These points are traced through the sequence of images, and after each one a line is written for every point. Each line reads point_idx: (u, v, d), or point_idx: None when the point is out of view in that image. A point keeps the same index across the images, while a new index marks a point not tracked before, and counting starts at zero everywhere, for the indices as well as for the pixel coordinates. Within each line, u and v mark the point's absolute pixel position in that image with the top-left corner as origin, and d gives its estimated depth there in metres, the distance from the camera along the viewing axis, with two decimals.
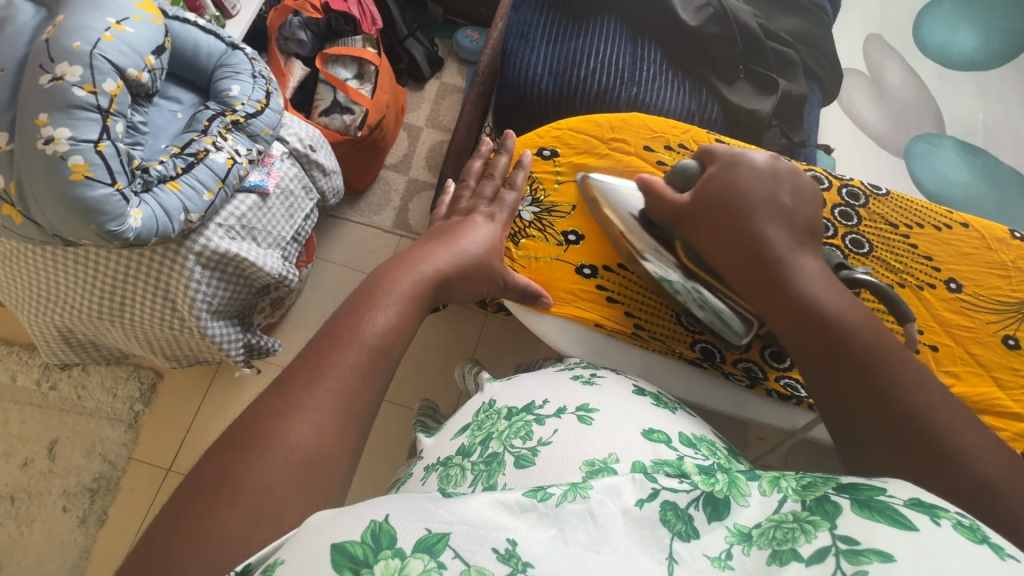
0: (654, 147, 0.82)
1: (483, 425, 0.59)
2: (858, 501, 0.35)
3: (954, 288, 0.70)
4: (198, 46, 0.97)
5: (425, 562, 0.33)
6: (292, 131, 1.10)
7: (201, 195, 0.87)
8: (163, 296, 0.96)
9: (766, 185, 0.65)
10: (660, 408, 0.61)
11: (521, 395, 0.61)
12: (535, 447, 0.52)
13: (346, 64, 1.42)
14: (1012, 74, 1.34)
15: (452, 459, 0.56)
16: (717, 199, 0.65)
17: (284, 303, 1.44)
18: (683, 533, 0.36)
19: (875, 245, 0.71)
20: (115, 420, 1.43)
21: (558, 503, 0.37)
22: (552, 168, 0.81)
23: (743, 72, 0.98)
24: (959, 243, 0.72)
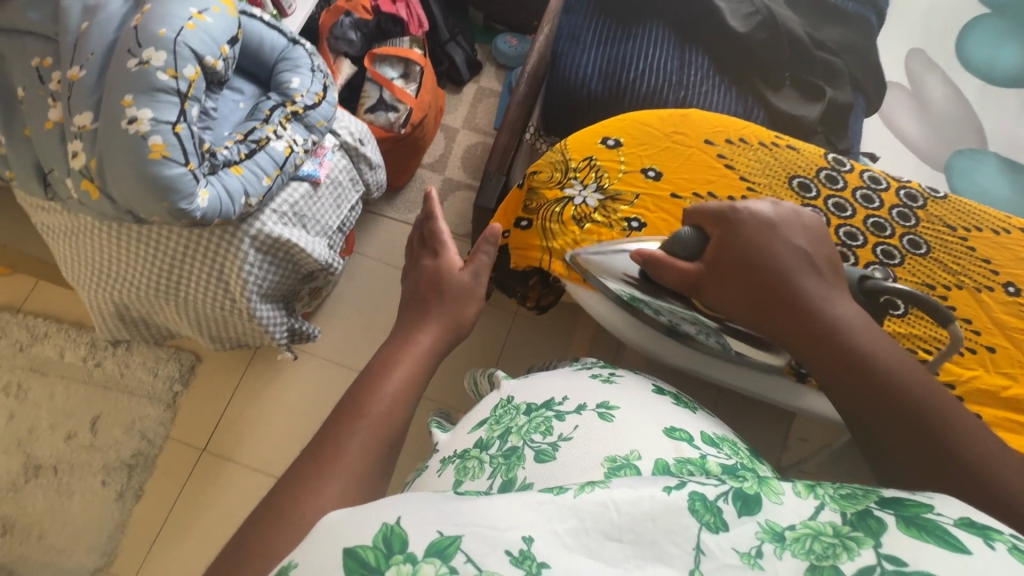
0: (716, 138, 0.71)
1: (501, 420, 0.60)
2: (903, 518, 0.34)
3: (1014, 292, 0.58)
4: (262, 40, 1.02)
5: (436, 567, 0.33)
6: (343, 124, 1.14)
7: (261, 180, 0.92)
8: (217, 277, 1.00)
9: (780, 243, 0.55)
10: (679, 407, 0.62)
11: (539, 392, 0.62)
12: (556, 443, 0.54)
13: (392, 63, 1.45)
14: None
15: (469, 452, 0.58)
16: (738, 264, 0.56)
17: (321, 292, 1.49)
18: (712, 525, 0.35)
19: (933, 245, 0.59)
20: (154, 400, 1.48)
21: (576, 494, 0.37)
22: (618, 158, 0.69)
23: (790, 79, 1.00)
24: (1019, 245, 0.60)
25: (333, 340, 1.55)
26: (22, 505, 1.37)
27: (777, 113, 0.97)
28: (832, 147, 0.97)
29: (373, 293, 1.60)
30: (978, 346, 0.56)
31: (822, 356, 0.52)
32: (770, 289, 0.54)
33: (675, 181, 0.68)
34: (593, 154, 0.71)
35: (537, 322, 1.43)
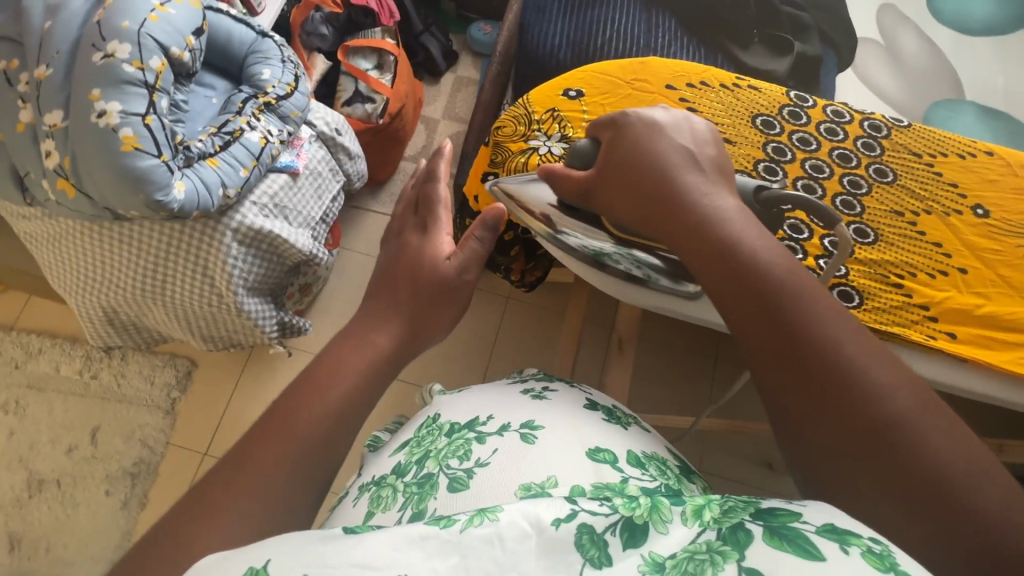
0: (675, 86, 0.73)
1: (422, 443, 0.58)
2: (769, 529, 0.33)
3: (981, 213, 0.62)
4: (231, 34, 1.02)
5: None
6: (319, 115, 1.14)
7: (238, 171, 0.93)
8: (202, 272, 1.00)
9: (663, 140, 0.57)
10: (614, 425, 0.60)
11: (465, 410, 0.60)
12: (471, 469, 0.51)
13: (366, 55, 1.45)
14: (992, 50, 1.45)
15: (385, 480, 0.55)
16: (623, 164, 0.58)
17: (312, 290, 1.50)
18: (596, 560, 0.34)
19: (899, 174, 0.64)
20: (152, 407, 1.48)
21: (462, 529, 0.35)
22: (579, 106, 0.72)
23: (758, 37, 1.00)
24: (983, 170, 0.65)
25: (326, 338, 1.55)
26: (28, 520, 1.38)
27: (747, 70, 0.97)
28: None
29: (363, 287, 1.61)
30: (949, 269, 0.60)
31: (686, 247, 0.51)
32: (647, 186, 0.55)
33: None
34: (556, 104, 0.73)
35: (527, 303, 1.44)
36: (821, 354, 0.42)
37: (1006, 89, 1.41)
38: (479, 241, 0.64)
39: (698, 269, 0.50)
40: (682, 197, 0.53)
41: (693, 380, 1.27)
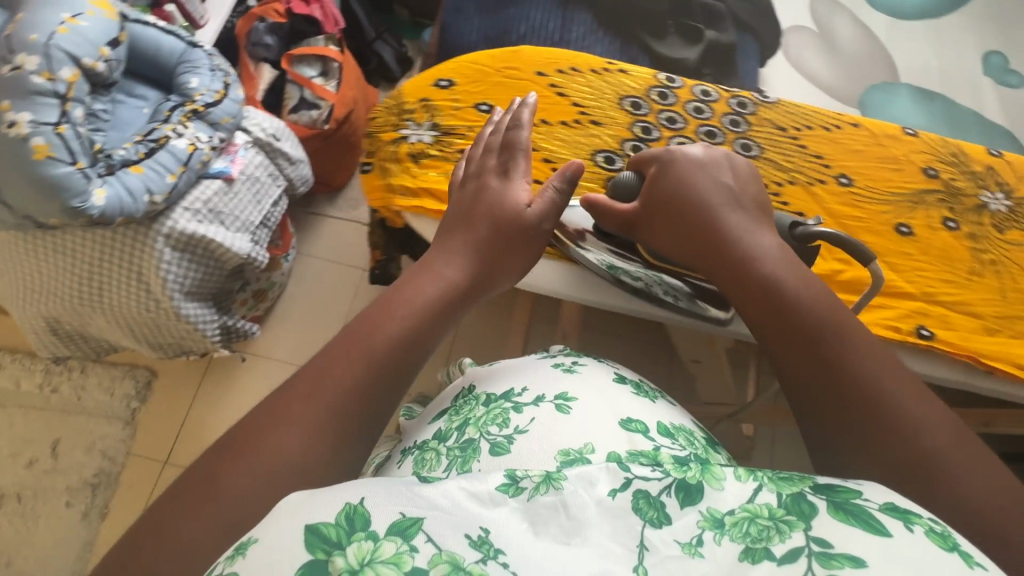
0: (545, 73, 0.81)
1: (461, 411, 0.62)
2: (834, 504, 0.36)
3: (845, 181, 0.73)
4: (159, 46, 1.05)
5: (397, 545, 0.34)
6: (254, 121, 1.16)
7: (164, 177, 0.94)
8: (137, 278, 1.02)
9: (705, 177, 0.66)
10: (641, 396, 0.62)
11: (500, 383, 0.64)
12: (511, 435, 0.54)
13: (311, 63, 1.47)
14: (927, 34, 1.47)
15: (428, 443, 0.59)
16: (668, 198, 0.66)
17: (268, 296, 1.51)
18: (655, 520, 0.38)
19: (764, 148, 0.74)
20: (113, 418, 1.50)
21: (531, 496, 0.39)
22: (450, 96, 0.79)
23: (673, 27, 1.02)
24: (848, 142, 0.76)
25: (285, 343, 1.57)
26: None
27: (661, 60, 1.00)
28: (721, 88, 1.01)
29: (322, 292, 1.63)
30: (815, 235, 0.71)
31: (726, 275, 0.61)
32: (692, 222, 0.64)
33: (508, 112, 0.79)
34: (428, 95, 0.79)
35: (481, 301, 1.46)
36: (849, 368, 0.51)
37: (940, 71, 1.44)
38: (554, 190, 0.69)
39: (734, 292, 0.61)
40: (726, 234, 0.62)
41: (639, 368, 1.29)
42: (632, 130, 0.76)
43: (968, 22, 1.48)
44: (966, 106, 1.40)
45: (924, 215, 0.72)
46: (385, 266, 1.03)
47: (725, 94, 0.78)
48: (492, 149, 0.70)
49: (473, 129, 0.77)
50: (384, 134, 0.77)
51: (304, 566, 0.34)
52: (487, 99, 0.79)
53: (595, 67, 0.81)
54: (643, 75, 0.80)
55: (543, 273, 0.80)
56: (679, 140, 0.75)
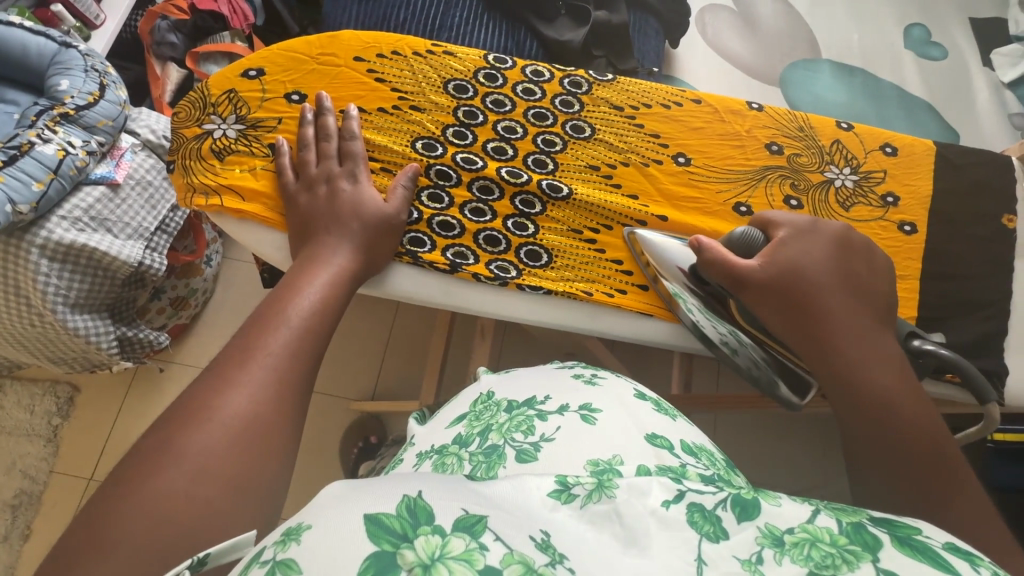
0: (365, 58, 0.74)
1: (481, 417, 0.58)
2: (897, 538, 0.33)
3: (682, 161, 0.73)
4: (26, 47, 1.00)
5: (466, 542, 0.30)
6: (143, 123, 1.11)
7: (30, 186, 0.91)
8: (16, 293, 0.98)
9: (834, 261, 0.63)
10: (663, 414, 0.56)
11: (521, 391, 0.60)
12: (537, 443, 0.51)
13: (218, 61, 1.40)
14: (847, 7, 1.45)
15: (447, 448, 0.55)
16: (790, 274, 0.61)
17: (190, 303, 1.47)
18: (712, 535, 0.34)
19: (596, 129, 0.73)
20: (34, 436, 1.45)
21: (584, 503, 0.36)
22: (257, 87, 0.71)
23: (562, 8, 0.99)
24: (689, 119, 0.74)
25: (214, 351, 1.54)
26: None
27: (548, 44, 0.96)
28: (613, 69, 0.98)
29: (252, 296, 1.59)
30: (647, 216, 0.70)
31: (824, 364, 0.59)
32: (800, 299, 0.61)
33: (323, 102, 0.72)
34: (234, 86, 0.72)
35: None
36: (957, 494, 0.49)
37: (861, 46, 1.42)
38: (407, 189, 0.67)
39: (818, 378, 0.61)
40: (836, 322, 0.60)
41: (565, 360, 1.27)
42: (456, 115, 0.71)
43: None
44: (887, 80, 1.38)
45: (762, 192, 0.71)
46: (272, 267, 0.98)
47: (558, 73, 0.75)
48: (327, 147, 0.68)
49: (281, 120, 0.71)
50: (187, 131, 0.70)
51: (369, 558, 0.29)
52: (299, 88, 0.72)
53: (419, 49, 0.75)
54: (469, 56, 0.74)
55: (406, 282, 0.68)
56: (505, 124, 0.72)
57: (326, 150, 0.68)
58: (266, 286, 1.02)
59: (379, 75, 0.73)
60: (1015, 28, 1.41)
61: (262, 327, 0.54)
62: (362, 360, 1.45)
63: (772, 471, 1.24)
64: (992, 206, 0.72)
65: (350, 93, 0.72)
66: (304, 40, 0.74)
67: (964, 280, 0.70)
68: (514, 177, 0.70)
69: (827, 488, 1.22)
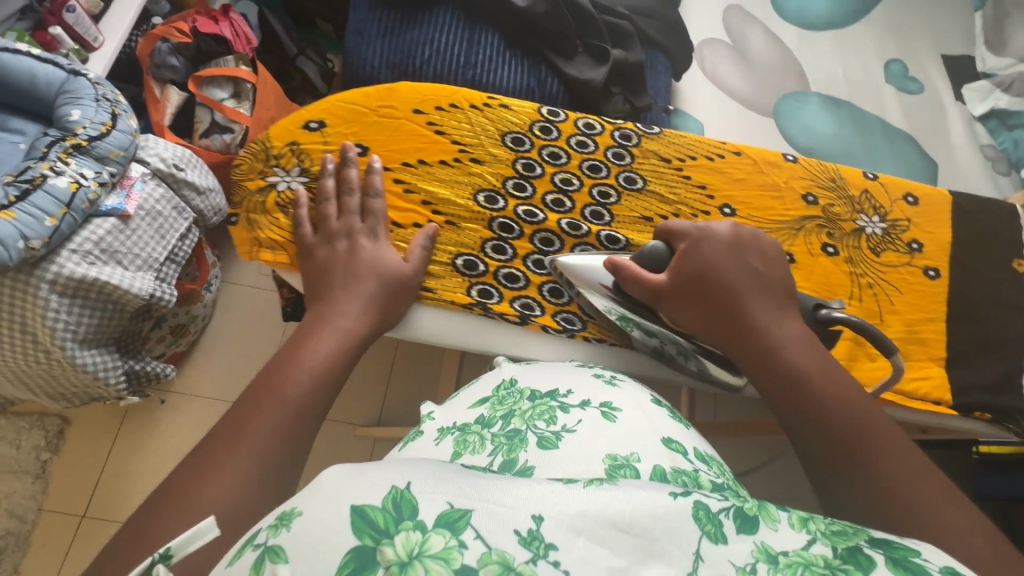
0: (424, 110, 0.77)
1: (504, 401, 0.61)
2: (892, 558, 0.36)
3: (728, 212, 0.76)
4: (33, 75, 0.97)
5: (445, 538, 0.32)
6: (152, 152, 1.09)
7: (42, 220, 0.88)
8: (22, 331, 0.95)
9: (732, 261, 0.65)
10: (676, 420, 0.60)
11: (543, 379, 0.63)
12: (558, 432, 0.54)
13: (221, 84, 1.40)
14: (833, 44, 1.54)
15: (469, 426, 0.59)
16: (694, 278, 0.64)
17: (189, 331, 1.44)
18: (713, 535, 0.36)
19: (647, 181, 0.76)
20: (21, 473, 1.38)
21: (585, 487, 0.37)
22: (320, 139, 0.74)
23: (580, 47, 1.03)
24: (731, 170, 0.78)
25: (212, 377, 1.50)
26: None
27: (570, 82, 0.99)
28: (630, 106, 1.02)
29: (252, 322, 1.57)
30: None
31: (748, 354, 0.62)
32: (716, 297, 0.64)
33: (384, 153, 0.75)
34: (295, 137, 0.74)
35: None
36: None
37: (847, 80, 1.50)
38: (425, 248, 0.70)
39: (740, 360, 0.64)
40: (753, 316, 0.63)
41: None
42: (515, 168, 0.75)
43: (869, 33, 1.56)
44: (872, 113, 1.47)
45: (803, 240, 0.75)
46: (296, 303, 0.97)
47: (609, 126, 0.78)
48: (350, 202, 0.70)
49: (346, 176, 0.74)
50: (248, 183, 0.72)
51: (351, 552, 0.32)
52: (360, 140, 0.75)
53: (476, 102, 0.79)
54: (525, 109, 0.77)
55: (475, 334, 0.71)
56: (562, 177, 0.75)
57: (348, 204, 0.70)
58: (286, 318, 1.00)
59: (439, 128, 0.76)
60: (984, 66, 1.52)
61: (262, 400, 0.54)
62: (369, 385, 1.44)
63: None
64: (992, 247, 0.79)
65: (412, 145, 0.75)
66: (364, 91, 0.76)
67: (968, 316, 0.76)
68: (574, 230, 0.73)
69: None
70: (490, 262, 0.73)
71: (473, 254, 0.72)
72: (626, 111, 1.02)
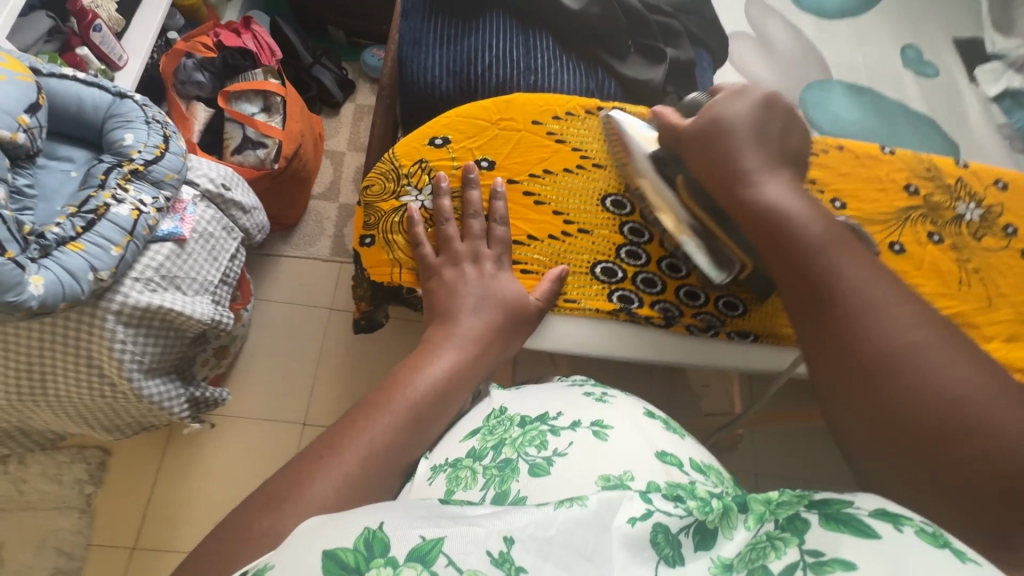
0: (542, 121, 0.84)
1: (495, 431, 0.51)
2: (824, 514, 0.33)
3: (839, 206, 0.79)
4: (80, 100, 0.94)
5: (417, 571, 0.30)
6: (200, 172, 1.07)
7: (109, 250, 0.85)
8: (87, 365, 0.92)
9: (758, 116, 0.68)
10: (672, 434, 0.51)
11: (533, 403, 0.54)
12: (551, 457, 0.46)
13: (250, 98, 1.38)
14: (849, 32, 1.58)
15: (461, 461, 0.49)
16: (712, 123, 0.68)
17: (230, 352, 1.41)
18: (670, 559, 0.34)
19: None
20: (66, 508, 1.34)
21: (555, 507, 0.34)
22: (447, 155, 0.81)
23: (633, 47, 1.03)
24: (837, 165, 0.82)
25: (252, 396, 1.47)
26: None
27: (628, 83, 1.00)
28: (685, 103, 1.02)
29: (289, 338, 1.54)
30: None
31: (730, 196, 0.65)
32: (722, 142, 0.67)
33: (509, 166, 0.81)
34: (422, 156, 0.81)
35: None
36: None
37: (866, 66, 1.54)
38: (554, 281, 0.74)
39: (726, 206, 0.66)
40: (749, 161, 0.65)
41: (633, 382, 1.30)
42: None
43: (883, 20, 1.60)
44: (894, 97, 1.51)
45: (911, 231, 0.79)
46: (370, 315, 0.95)
47: None
48: (475, 225, 0.74)
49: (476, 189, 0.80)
50: (384, 204, 0.79)
51: None
52: (485, 154, 0.81)
53: (589, 110, 0.86)
54: (636, 113, 0.86)
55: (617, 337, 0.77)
56: None
57: (473, 226, 0.74)
58: (357, 331, 0.97)
59: (558, 137, 0.83)
60: (993, 47, 1.57)
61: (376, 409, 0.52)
62: None
63: (829, 468, 1.32)
64: None
65: (535, 155, 0.82)
66: (482, 106, 0.84)
67: None
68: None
69: None
70: (626, 268, 0.78)
71: (610, 261, 0.78)
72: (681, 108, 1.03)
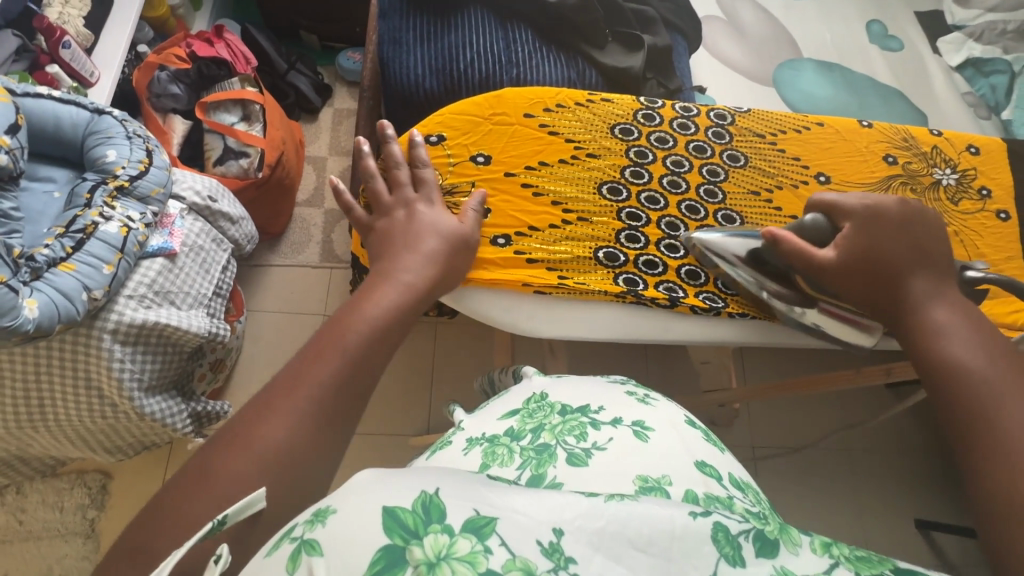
0: (533, 114, 0.85)
1: (534, 414, 0.52)
2: None
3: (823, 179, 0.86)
4: (57, 118, 0.92)
5: (471, 543, 0.29)
6: (185, 185, 1.06)
7: (101, 269, 0.84)
8: (87, 387, 0.91)
9: (901, 242, 0.68)
10: (710, 445, 0.50)
11: (576, 393, 0.54)
12: (590, 450, 0.47)
13: (229, 108, 1.36)
14: (815, 11, 1.61)
15: (498, 437, 0.50)
16: (859, 256, 0.68)
17: (225, 365, 1.40)
18: (731, 557, 0.31)
19: (749, 158, 0.86)
20: (69, 535, 1.32)
21: (606, 499, 0.33)
22: (442, 151, 0.81)
23: (611, 36, 1.05)
24: (818, 141, 0.88)
25: None
26: None
27: (608, 71, 1.02)
28: (665, 89, 1.05)
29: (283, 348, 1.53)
30: None
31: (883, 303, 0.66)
32: (873, 266, 0.67)
33: (505, 159, 0.83)
34: None
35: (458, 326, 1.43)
36: None
37: (834, 43, 1.58)
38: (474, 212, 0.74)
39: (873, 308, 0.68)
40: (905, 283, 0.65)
41: (629, 367, 1.32)
42: (628, 156, 0.84)
43: None
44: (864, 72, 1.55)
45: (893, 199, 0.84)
46: None
47: (703, 108, 0.89)
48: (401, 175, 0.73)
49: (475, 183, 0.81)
50: None
51: (380, 550, 0.28)
52: (481, 149, 0.82)
53: (578, 100, 0.88)
54: (623, 99, 0.88)
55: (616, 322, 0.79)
56: (673, 159, 0.85)
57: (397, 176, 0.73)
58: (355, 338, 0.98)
59: (550, 128, 0.84)
60: (953, 19, 1.62)
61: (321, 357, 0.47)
62: None
63: (824, 436, 1.36)
64: None
65: (530, 147, 0.83)
66: (474, 103, 0.85)
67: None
68: (692, 212, 0.83)
69: (873, 442, 1.37)
70: (628, 251, 0.80)
71: (611, 245, 0.80)
72: (662, 93, 1.05)
